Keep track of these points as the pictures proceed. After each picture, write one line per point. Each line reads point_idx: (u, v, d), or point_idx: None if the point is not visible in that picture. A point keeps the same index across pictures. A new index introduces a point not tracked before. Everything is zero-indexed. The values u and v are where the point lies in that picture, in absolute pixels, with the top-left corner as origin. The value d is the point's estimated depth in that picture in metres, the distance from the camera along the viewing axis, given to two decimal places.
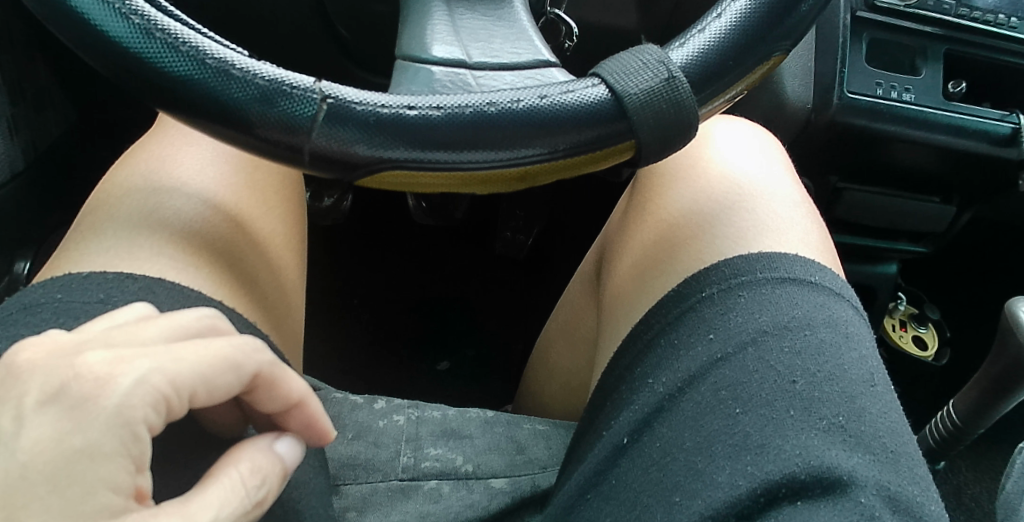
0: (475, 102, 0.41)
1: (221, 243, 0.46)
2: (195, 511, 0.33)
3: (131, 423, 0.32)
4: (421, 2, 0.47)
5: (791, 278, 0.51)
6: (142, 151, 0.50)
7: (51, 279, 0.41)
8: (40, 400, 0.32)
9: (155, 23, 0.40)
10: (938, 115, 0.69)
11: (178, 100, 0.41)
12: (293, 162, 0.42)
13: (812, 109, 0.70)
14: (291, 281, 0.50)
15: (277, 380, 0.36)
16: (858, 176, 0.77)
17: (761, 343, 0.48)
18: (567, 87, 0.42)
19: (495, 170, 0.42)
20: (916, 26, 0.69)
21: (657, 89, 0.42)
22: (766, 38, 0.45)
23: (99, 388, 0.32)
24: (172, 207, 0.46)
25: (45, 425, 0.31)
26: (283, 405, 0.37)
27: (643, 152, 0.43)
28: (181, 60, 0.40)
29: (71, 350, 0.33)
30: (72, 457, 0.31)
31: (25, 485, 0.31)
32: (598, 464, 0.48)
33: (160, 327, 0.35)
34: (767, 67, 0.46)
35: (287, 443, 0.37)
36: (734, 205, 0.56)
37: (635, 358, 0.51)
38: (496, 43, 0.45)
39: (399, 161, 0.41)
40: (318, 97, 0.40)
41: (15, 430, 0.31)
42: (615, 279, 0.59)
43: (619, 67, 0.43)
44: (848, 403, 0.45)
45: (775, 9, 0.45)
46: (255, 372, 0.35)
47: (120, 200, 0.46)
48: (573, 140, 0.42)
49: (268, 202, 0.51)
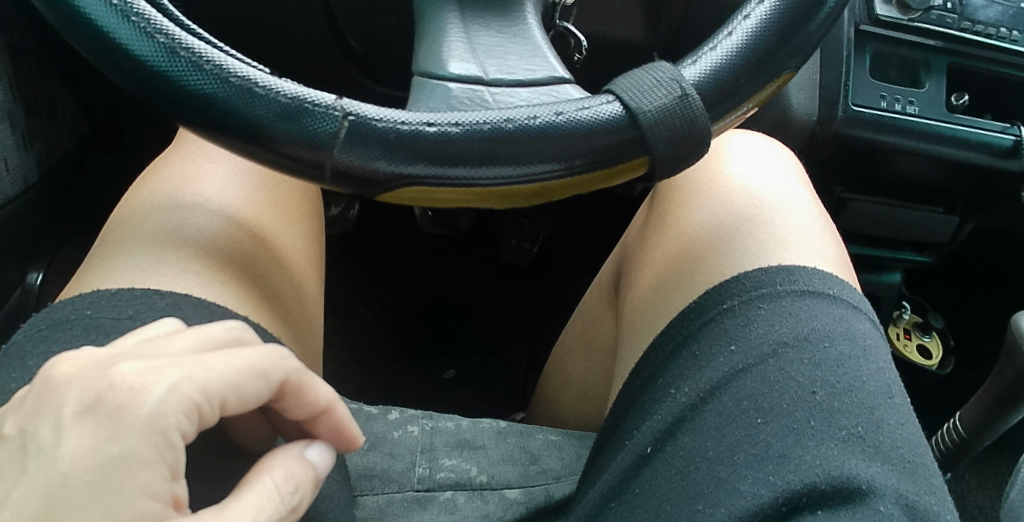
0: (492, 119, 0.42)
1: (244, 259, 0.47)
2: (232, 517, 0.33)
3: (164, 430, 0.32)
4: (436, 18, 0.48)
5: (810, 290, 0.51)
6: (163, 166, 0.52)
7: (80, 296, 0.43)
8: (77, 411, 0.33)
9: (179, 42, 0.41)
10: (943, 128, 0.70)
11: (202, 118, 0.41)
12: (317, 178, 0.43)
13: (817, 121, 0.71)
14: (312, 295, 0.51)
15: (304, 386, 0.37)
16: (862, 185, 0.78)
17: (781, 355, 0.48)
18: (582, 104, 0.43)
19: (512, 186, 0.43)
20: (919, 40, 0.69)
21: (672, 105, 0.43)
22: (776, 56, 0.46)
23: (132, 398, 0.33)
24: (195, 223, 0.47)
25: (82, 434, 0.32)
26: (312, 412, 0.38)
27: (656, 167, 0.44)
28: (205, 78, 0.41)
29: (105, 362, 0.34)
30: (109, 464, 0.32)
31: (66, 493, 0.31)
32: (621, 472, 0.49)
33: (190, 340, 0.36)
34: (776, 84, 0.47)
35: (319, 451, 0.38)
36: (753, 218, 0.57)
37: (656, 370, 0.52)
38: (512, 59, 0.46)
39: (417, 177, 0.42)
40: (339, 115, 0.41)
41: (54, 439, 0.32)
42: (634, 292, 0.60)
43: (632, 85, 0.43)
44: (867, 414, 0.46)
45: (784, 27, 0.46)
46: (283, 379, 0.36)
47: (146, 216, 0.48)
48: (587, 156, 0.43)
49: (290, 218, 0.52)
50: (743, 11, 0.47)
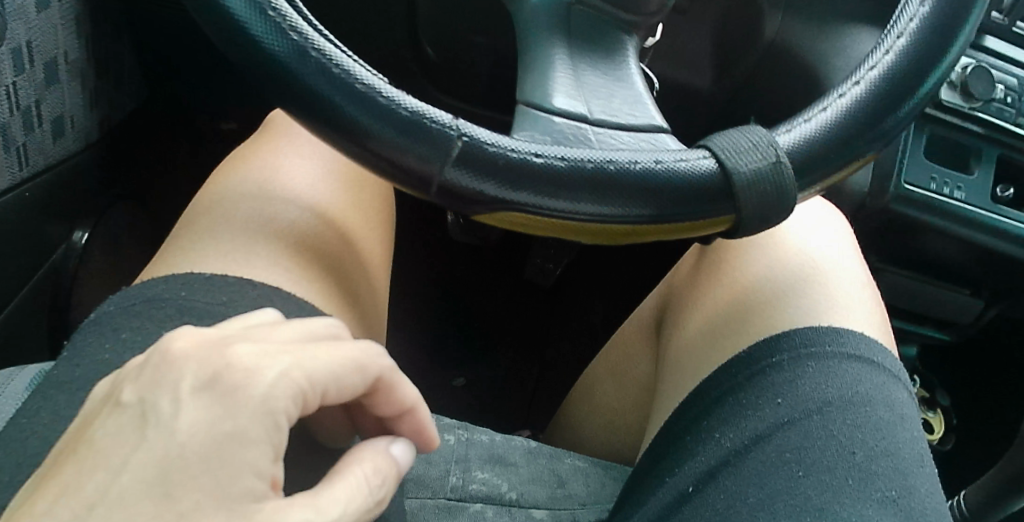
0: (594, 159, 0.44)
1: (327, 250, 0.49)
2: (325, 503, 0.35)
3: (274, 412, 0.34)
4: (543, 51, 0.50)
5: (857, 355, 0.53)
6: (250, 156, 0.54)
7: (174, 276, 0.44)
8: (194, 386, 0.34)
9: (310, 43, 0.43)
10: (987, 217, 0.73)
11: (322, 118, 0.43)
12: (421, 191, 0.44)
13: (868, 194, 0.73)
14: (382, 294, 0.54)
15: (394, 386, 0.40)
16: (896, 260, 0.81)
17: (825, 413, 0.50)
18: (680, 156, 0.45)
19: (604, 225, 0.44)
20: (974, 128, 0.72)
21: (765, 170, 0.45)
22: (865, 136, 0.48)
23: (247, 379, 0.34)
24: (284, 214, 0.49)
25: (198, 408, 0.33)
26: (397, 410, 0.41)
27: (740, 228, 0.46)
28: (330, 81, 0.42)
29: (219, 342, 0.36)
30: (223, 440, 0.33)
31: (181, 463, 0.32)
32: (662, 509, 0.51)
33: (292, 331, 0.38)
34: (857, 165, 0.49)
35: (400, 447, 0.41)
36: (808, 278, 0.59)
37: (701, 412, 0.54)
38: (616, 103, 0.48)
39: (519, 204, 0.43)
40: (455, 135, 0.43)
41: (173, 411, 0.33)
42: (682, 335, 0.62)
43: (729, 144, 0.45)
44: (901, 480, 0.48)
45: (875, 110, 0.48)
46: (377, 376, 0.39)
47: (236, 203, 0.49)
48: (680, 208, 0.44)
49: (369, 220, 0.54)
50: (837, 90, 0.49)
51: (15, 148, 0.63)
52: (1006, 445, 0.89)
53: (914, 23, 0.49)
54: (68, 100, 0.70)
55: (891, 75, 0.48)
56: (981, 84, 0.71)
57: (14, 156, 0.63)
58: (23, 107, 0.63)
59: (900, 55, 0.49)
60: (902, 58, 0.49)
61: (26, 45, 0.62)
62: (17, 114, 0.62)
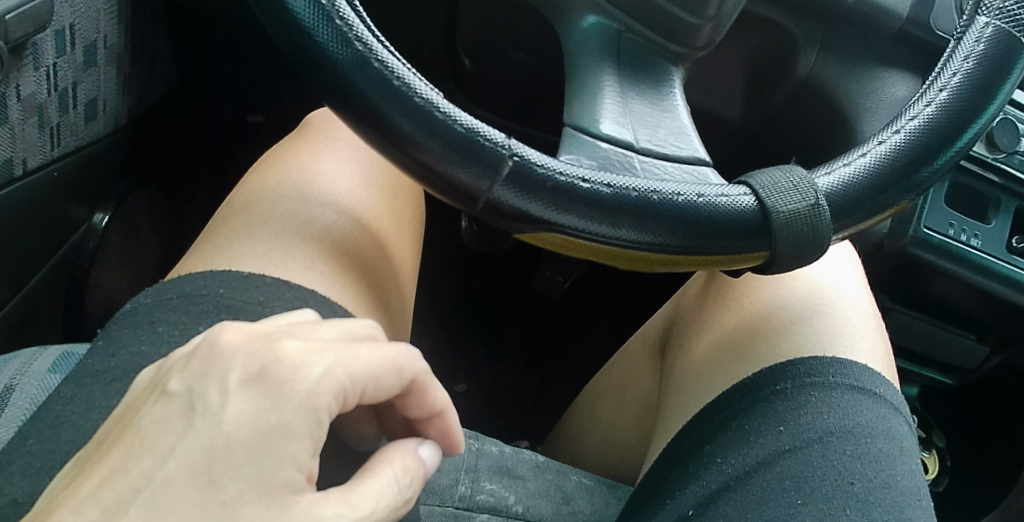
0: (641, 188, 0.44)
1: (359, 251, 0.53)
2: (356, 500, 0.36)
3: (316, 408, 0.35)
4: (592, 76, 0.51)
5: (859, 387, 0.54)
6: (290, 160, 0.57)
7: (214, 273, 0.48)
8: (241, 379, 0.35)
9: (374, 54, 0.44)
10: (1000, 266, 0.73)
11: (378, 128, 0.44)
12: (462, 204, 0.45)
13: (887, 235, 0.73)
14: (407, 294, 0.57)
15: (427, 389, 0.41)
16: (906, 300, 0.83)
17: (826, 443, 0.51)
18: (722, 191, 0.45)
19: (642, 253, 0.45)
20: (994, 177, 0.73)
21: (803, 212, 0.46)
22: (900, 184, 0.49)
23: (293, 374, 0.35)
24: (320, 216, 0.52)
25: (245, 400, 0.35)
26: (428, 412, 0.42)
27: (773, 263, 0.47)
28: (387, 91, 0.43)
29: (267, 337, 0.37)
30: (268, 432, 0.34)
31: (226, 452, 0.34)
32: None
33: (332, 329, 0.39)
34: (889, 213, 0.50)
35: (427, 449, 0.41)
36: (815, 307, 0.60)
37: (702, 438, 0.55)
38: (661, 132, 0.48)
39: (565, 227, 0.44)
40: (506, 154, 0.43)
41: (220, 403, 0.35)
42: (688, 357, 0.62)
43: (770, 184, 0.46)
44: (897, 512, 0.49)
45: (913, 160, 0.49)
46: (413, 377, 0.40)
47: (276, 205, 0.53)
48: (718, 243, 0.45)
49: (399, 224, 0.57)
50: (876, 137, 0.50)
51: (48, 127, 0.64)
52: (1003, 492, 0.89)
53: (958, 77, 0.50)
54: (103, 84, 0.71)
55: (930, 127, 0.49)
56: (1006, 136, 0.71)
57: (47, 134, 0.64)
58: (60, 88, 0.64)
59: (940, 108, 0.49)
60: (942, 111, 0.50)
61: (70, 28, 0.63)
62: (54, 95, 0.63)
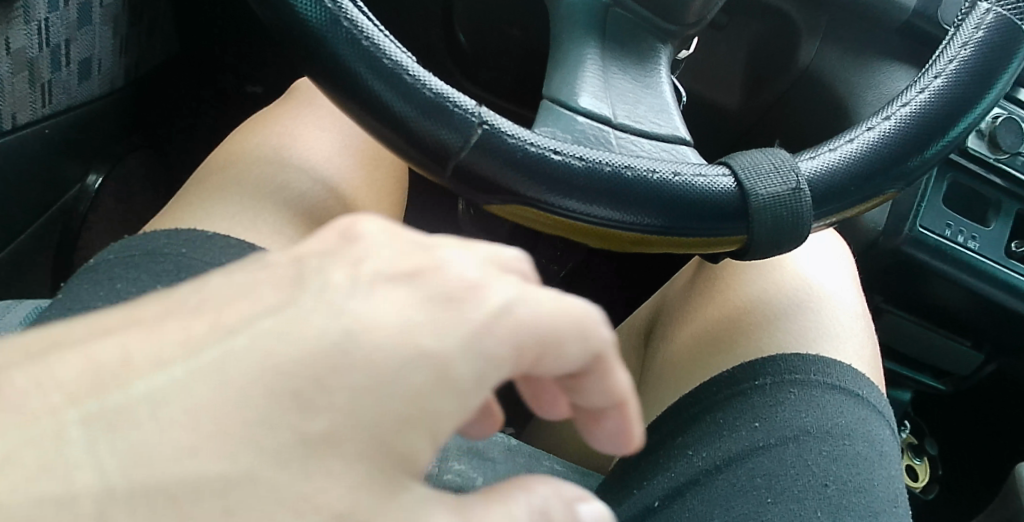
0: (613, 163, 0.43)
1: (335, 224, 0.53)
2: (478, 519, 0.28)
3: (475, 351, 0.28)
4: (578, 49, 0.50)
5: (840, 386, 0.53)
6: (270, 129, 0.57)
7: (178, 233, 0.47)
8: (387, 273, 0.29)
9: (345, 13, 0.43)
10: (999, 271, 0.71)
11: (346, 89, 0.43)
12: (434, 171, 0.44)
13: (882, 233, 0.72)
14: None
15: (610, 373, 0.32)
16: (902, 303, 0.81)
17: (802, 442, 0.50)
18: (698, 170, 0.44)
19: (614, 230, 0.44)
20: (996, 180, 0.71)
21: (784, 196, 0.44)
22: (887, 173, 0.47)
23: (460, 292, 0.29)
24: (297, 184, 0.53)
25: (390, 298, 0.29)
26: (609, 403, 0.33)
27: (749, 248, 0.46)
28: (362, 51, 0.42)
29: (423, 244, 0.31)
30: (414, 355, 0.28)
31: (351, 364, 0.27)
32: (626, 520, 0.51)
33: (490, 253, 0.32)
34: (875, 202, 0.49)
35: (593, 507, 0.30)
36: (801, 303, 0.59)
37: (677, 428, 0.54)
38: (642, 109, 0.47)
39: (531, 199, 0.43)
40: (476, 124, 0.42)
41: (352, 293, 0.29)
42: (670, 352, 0.62)
43: (750, 164, 0.45)
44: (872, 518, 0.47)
45: (902, 149, 0.47)
46: (599, 349, 0.31)
47: (254, 171, 0.53)
48: (691, 224, 0.44)
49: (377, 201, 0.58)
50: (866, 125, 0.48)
51: (40, 83, 0.62)
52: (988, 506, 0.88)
53: (955, 64, 0.48)
54: (99, 44, 0.69)
55: (922, 115, 0.47)
56: (1010, 137, 0.70)
57: (37, 91, 0.62)
58: (53, 47, 0.62)
59: (934, 96, 0.48)
60: (938, 98, 0.48)
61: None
62: (47, 53, 0.61)
